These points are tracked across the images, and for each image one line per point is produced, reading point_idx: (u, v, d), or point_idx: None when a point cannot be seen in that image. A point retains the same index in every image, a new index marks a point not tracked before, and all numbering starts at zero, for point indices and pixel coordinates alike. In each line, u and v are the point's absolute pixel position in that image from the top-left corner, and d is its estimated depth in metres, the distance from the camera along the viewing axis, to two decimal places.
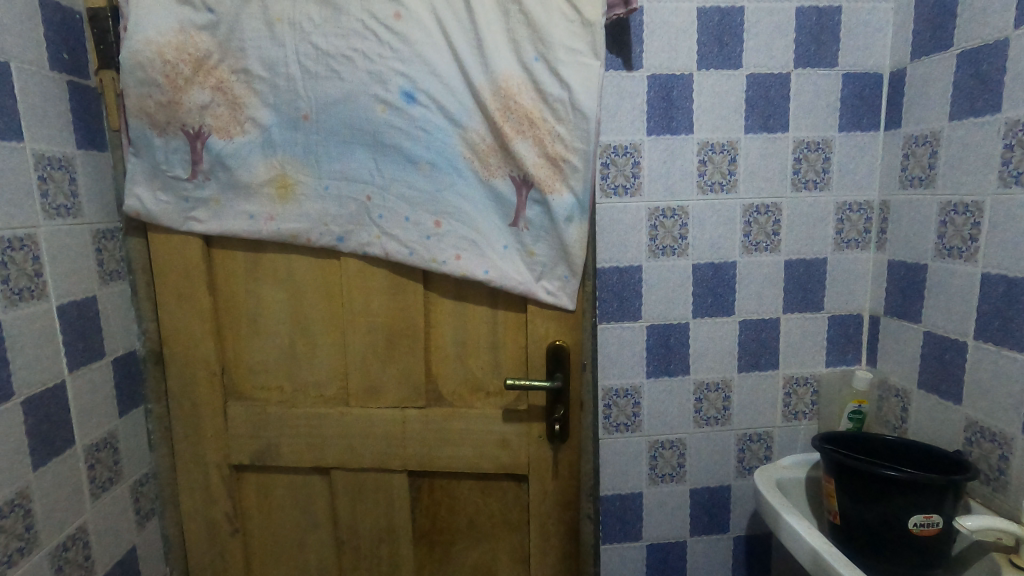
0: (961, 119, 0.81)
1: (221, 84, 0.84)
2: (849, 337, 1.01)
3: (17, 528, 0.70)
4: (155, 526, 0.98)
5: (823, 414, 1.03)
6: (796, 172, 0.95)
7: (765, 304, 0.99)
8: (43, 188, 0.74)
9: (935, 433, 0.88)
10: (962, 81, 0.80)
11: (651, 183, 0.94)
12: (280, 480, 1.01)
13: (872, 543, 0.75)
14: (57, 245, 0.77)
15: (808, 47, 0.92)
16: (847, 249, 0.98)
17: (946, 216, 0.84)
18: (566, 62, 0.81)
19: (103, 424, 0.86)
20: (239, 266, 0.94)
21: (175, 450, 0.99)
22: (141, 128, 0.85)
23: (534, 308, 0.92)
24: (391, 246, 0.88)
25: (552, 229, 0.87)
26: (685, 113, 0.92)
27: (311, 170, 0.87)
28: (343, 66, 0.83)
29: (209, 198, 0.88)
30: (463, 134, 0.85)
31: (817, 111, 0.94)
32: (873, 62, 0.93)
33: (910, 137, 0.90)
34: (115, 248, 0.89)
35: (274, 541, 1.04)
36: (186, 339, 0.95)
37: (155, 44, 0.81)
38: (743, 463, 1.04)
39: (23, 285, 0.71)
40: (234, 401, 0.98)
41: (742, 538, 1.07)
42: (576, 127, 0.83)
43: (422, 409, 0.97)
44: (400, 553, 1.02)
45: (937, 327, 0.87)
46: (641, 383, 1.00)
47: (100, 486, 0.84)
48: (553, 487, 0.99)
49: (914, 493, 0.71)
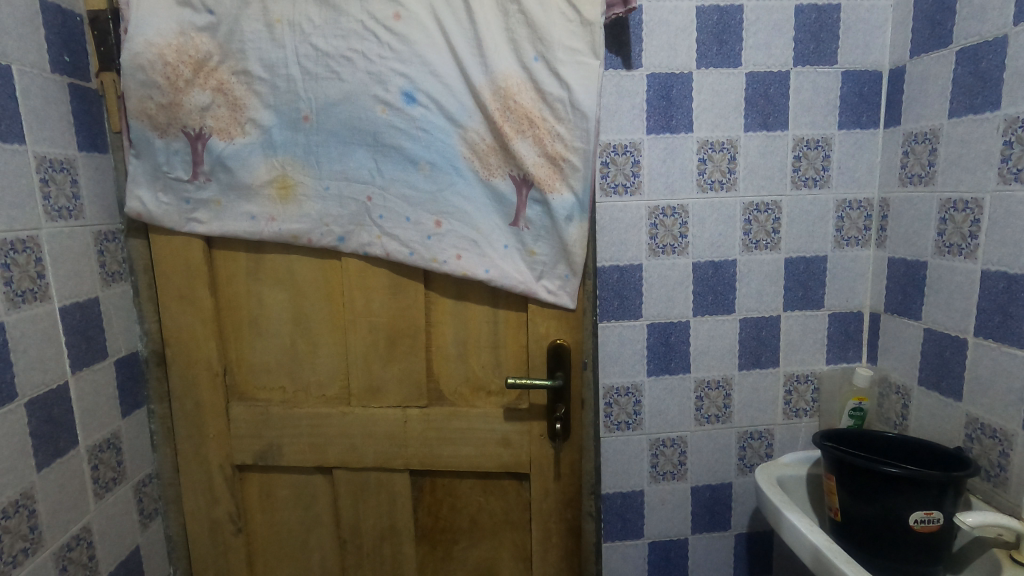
0: (960, 116, 0.81)
1: (222, 85, 0.84)
2: (849, 334, 1.01)
3: (22, 529, 0.71)
4: (158, 526, 0.99)
5: (823, 411, 1.03)
6: (796, 170, 0.95)
7: (765, 302, 0.99)
8: (45, 190, 0.75)
9: (936, 430, 0.88)
10: (962, 78, 0.80)
11: (651, 182, 0.94)
12: (283, 479, 1.02)
13: (874, 539, 0.75)
14: (59, 247, 0.77)
15: (807, 45, 0.92)
16: (847, 247, 0.98)
17: (945, 213, 0.84)
18: (565, 61, 0.81)
19: (107, 425, 0.86)
20: (241, 266, 0.94)
21: (178, 450, 0.99)
22: (142, 129, 0.85)
23: (534, 307, 0.93)
24: (392, 247, 0.89)
25: (553, 228, 0.88)
26: (684, 112, 0.92)
27: (312, 171, 0.87)
28: (343, 67, 0.83)
29: (210, 199, 0.88)
30: (463, 134, 0.85)
31: (816, 109, 0.94)
32: (872, 60, 0.93)
33: (909, 134, 0.90)
34: (117, 249, 0.90)
35: (277, 540, 1.04)
36: (188, 340, 0.95)
37: (155, 46, 0.81)
38: (744, 461, 1.04)
39: (27, 286, 0.72)
40: (236, 401, 0.99)
41: (743, 536, 1.07)
42: (576, 126, 0.83)
43: (424, 408, 0.97)
44: (403, 552, 1.03)
45: (938, 323, 0.87)
46: (642, 382, 1.00)
47: (103, 486, 0.85)
48: (555, 486, 0.99)
49: (914, 490, 0.71)
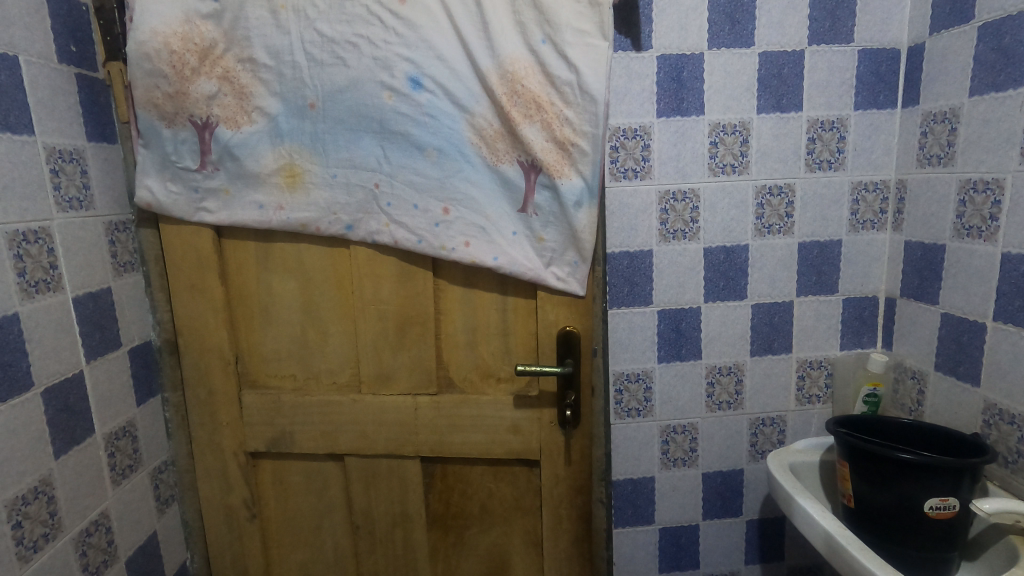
0: (981, 94, 0.79)
1: (227, 73, 0.84)
2: (864, 320, 1.00)
3: (41, 515, 0.72)
4: (174, 511, 1.00)
5: (837, 396, 1.02)
6: (811, 152, 0.93)
7: (778, 288, 0.98)
8: (55, 180, 0.75)
9: (952, 416, 0.86)
10: (984, 55, 0.78)
11: (661, 166, 0.92)
12: (296, 466, 1.03)
13: (888, 526, 0.75)
14: (71, 237, 0.78)
15: (823, 22, 0.89)
16: (862, 231, 0.97)
17: (965, 194, 0.82)
18: (574, 43, 0.80)
19: (122, 413, 0.87)
20: (250, 255, 0.94)
21: (192, 437, 1.00)
22: (149, 119, 0.85)
23: (543, 294, 0.92)
24: (400, 234, 0.88)
25: (562, 214, 0.87)
26: (696, 94, 0.90)
27: (319, 158, 0.86)
28: (348, 52, 0.82)
29: (219, 188, 0.88)
30: (470, 119, 0.84)
31: (832, 89, 0.92)
32: (890, 37, 0.91)
33: (929, 114, 0.87)
34: (128, 239, 0.90)
35: (291, 525, 1.05)
36: (200, 328, 0.96)
37: (161, 34, 0.81)
38: (756, 447, 1.04)
39: (40, 277, 0.72)
40: (248, 389, 1.00)
41: (755, 522, 1.07)
42: (585, 110, 0.82)
43: (434, 396, 0.97)
44: (414, 537, 1.04)
45: (956, 308, 0.85)
46: (653, 368, 0.99)
47: (120, 473, 0.86)
48: (566, 472, 0.99)
49: (930, 477, 0.70)
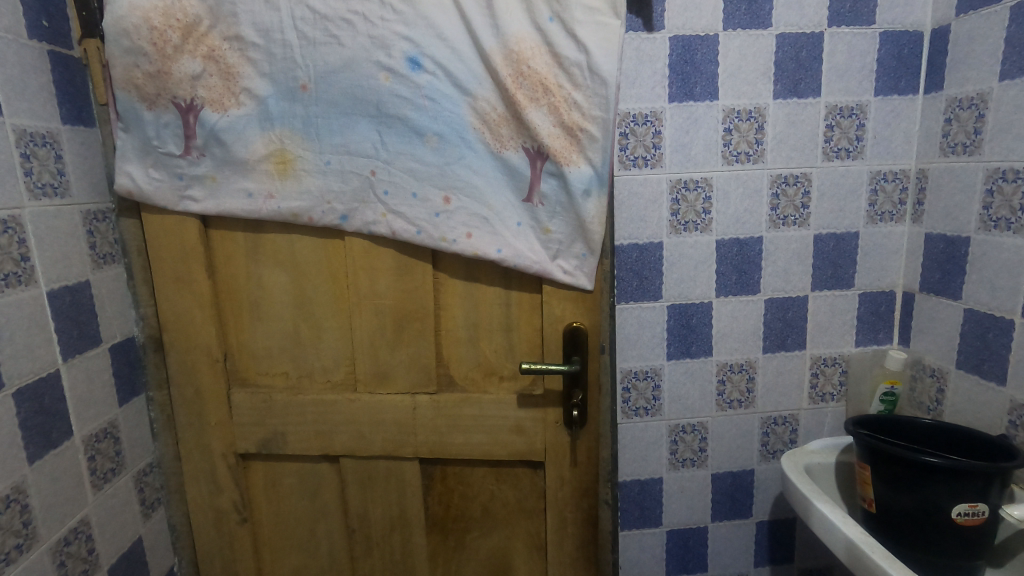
0: (1012, 78, 0.74)
1: (213, 52, 0.78)
2: (880, 315, 0.96)
3: (14, 524, 0.68)
4: (160, 515, 0.96)
5: (851, 394, 0.98)
6: (829, 140, 0.89)
7: (792, 282, 0.94)
8: (26, 166, 0.70)
9: (975, 415, 0.83)
10: (1016, 36, 0.73)
11: (672, 154, 0.88)
12: (289, 467, 0.99)
13: (913, 532, 0.71)
14: (44, 227, 0.72)
15: (844, 2, 0.85)
16: (880, 223, 0.93)
17: (992, 184, 0.78)
18: (583, 21, 0.75)
19: (103, 414, 0.82)
20: (239, 247, 0.89)
21: (178, 438, 0.95)
22: (129, 101, 0.79)
23: (549, 289, 0.88)
24: (397, 225, 0.84)
25: (570, 204, 0.82)
26: (708, 78, 0.86)
27: (311, 144, 0.81)
28: (342, 30, 0.77)
29: (205, 174, 0.83)
30: (472, 103, 0.79)
31: (851, 74, 0.87)
32: (914, 19, 0.86)
33: (954, 100, 0.83)
34: (107, 230, 0.85)
35: (284, 529, 1.01)
36: (186, 324, 0.91)
37: (140, 9, 0.75)
38: (767, 447, 1.00)
39: (9, 270, 0.67)
40: (238, 387, 0.95)
41: (765, 523, 1.04)
42: (594, 93, 0.77)
43: (433, 395, 0.93)
44: (413, 541, 1.00)
45: (980, 304, 0.81)
46: (661, 366, 0.95)
47: (101, 477, 0.81)
48: (571, 474, 0.95)
49: (959, 482, 0.66)
